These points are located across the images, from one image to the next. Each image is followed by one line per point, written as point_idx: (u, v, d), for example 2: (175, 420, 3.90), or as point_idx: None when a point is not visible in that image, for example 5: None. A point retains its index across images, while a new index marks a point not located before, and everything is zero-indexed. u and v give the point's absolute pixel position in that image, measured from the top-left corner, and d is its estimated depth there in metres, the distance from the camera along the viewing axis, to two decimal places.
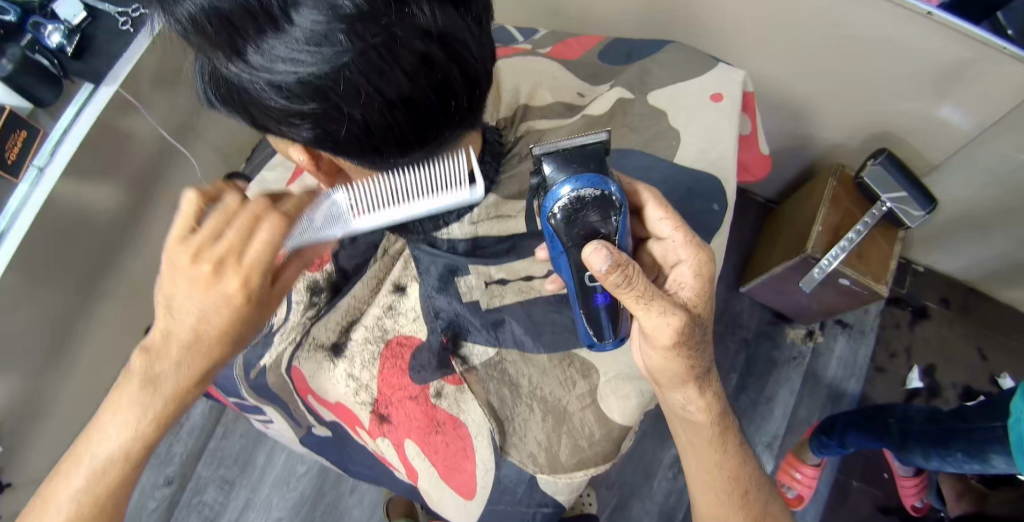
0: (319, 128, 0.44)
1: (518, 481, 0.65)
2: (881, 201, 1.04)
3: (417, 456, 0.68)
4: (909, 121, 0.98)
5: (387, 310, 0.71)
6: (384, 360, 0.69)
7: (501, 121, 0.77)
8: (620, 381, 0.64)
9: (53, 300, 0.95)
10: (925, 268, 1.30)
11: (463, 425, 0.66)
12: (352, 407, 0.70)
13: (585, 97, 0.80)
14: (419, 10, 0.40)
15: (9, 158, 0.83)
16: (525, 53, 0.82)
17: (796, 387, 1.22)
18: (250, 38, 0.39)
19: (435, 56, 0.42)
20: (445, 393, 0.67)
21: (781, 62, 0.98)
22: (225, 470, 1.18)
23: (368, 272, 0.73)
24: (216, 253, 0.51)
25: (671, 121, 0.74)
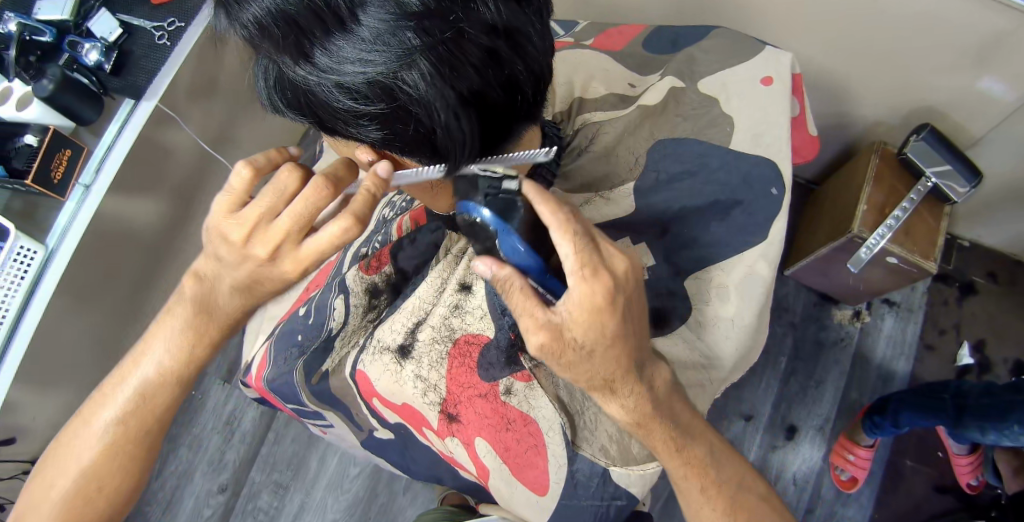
0: (386, 128, 0.45)
1: (591, 475, 0.64)
2: (926, 176, 1.01)
3: (488, 455, 0.68)
4: (949, 94, 0.95)
5: (453, 309, 0.72)
6: (452, 359, 0.70)
7: (556, 115, 0.79)
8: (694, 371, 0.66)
9: (97, 314, 1.01)
10: (970, 243, 1.26)
11: (533, 421, 0.66)
12: (419, 408, 0.70)
13: (637, 88, 0.79)
14: (484, 6, 0.41)
15: (56, 177, 0.87)
16: (573, 46, 0.82)
17: (845, 370, 1.20)
18: (318, 39, 0.40)
19: (501, 51, 0.43)
20: (514, 390, 0.67)
21: (815, 39, 0.96)
22: (278, 475, 1.21)
23: (430, 274, 0.74)
24: (271, 235, 0.55)
25: (723, 107, 0.73)
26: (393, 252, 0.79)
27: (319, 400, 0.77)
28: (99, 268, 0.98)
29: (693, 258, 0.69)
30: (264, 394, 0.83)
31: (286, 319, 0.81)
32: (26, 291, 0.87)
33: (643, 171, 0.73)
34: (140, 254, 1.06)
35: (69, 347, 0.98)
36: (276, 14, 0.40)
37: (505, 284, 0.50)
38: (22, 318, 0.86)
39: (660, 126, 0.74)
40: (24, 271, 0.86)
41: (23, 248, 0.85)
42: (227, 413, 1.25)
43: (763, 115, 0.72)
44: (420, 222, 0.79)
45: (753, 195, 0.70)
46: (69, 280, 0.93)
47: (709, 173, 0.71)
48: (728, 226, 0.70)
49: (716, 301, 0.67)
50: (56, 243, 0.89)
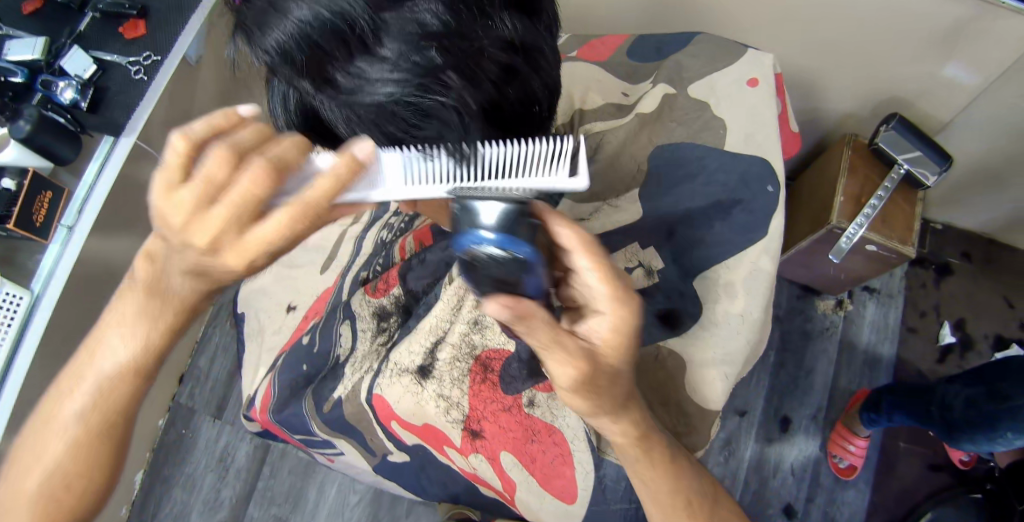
0: (404, 148, 0.46)
1: (618, 479, 0.67)
2: (898, 163, 1.06)
3: (514, 468, 0.68)
4: (914, 83, 0.99)
5: (473, 325, 0.70)
6: (474, 375, 0.69)
7: (558, 129, 0.81)
8: (705, 367, 0.66)
9: None
10: (943, 225, 1.30)
11: (558, 431, 0.67)
12: (443, 426, 0.69)
13: (630, 97, 0.80)
14: (500, 21, 0.43)
15: (37, 220, 0.84)
16: (561, 59, 0.84)
17: (833, 357, 1.23)
18: (343, 64, 0.41)
19: (514, 66, 0.45)
20: (537, 401, 0.68)
21: (778, 39, 1.01)
22: (277, 508, 1.18)
23: (445, 288, 0.71)
24: (211, 217, 0.41)
25: (715, 110, 0.75)
26: (401, 273, 0.78)
27: (332, 428, 0.75)
28: (84, 311, 0.95)
29: (688, 260, 0.71)
30: (268, 426, 0.82)
31: (288, 350, 0.82)
32: (13, 342, 0.82)
33: (646, 176, 0.75)
34: None
35: None
36: (301, 40, 0.40)
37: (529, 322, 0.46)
38: (14, 362, 0.82)
39: (657, 132, 0.76)
40: (10, 318, 0.82)
41: (7, 294, 0.81)
42: (220, 450, 1.22)
43: (754, 116, 0.74)
44: (422, 242, 0.80)
45: (752, 194, 0.72)
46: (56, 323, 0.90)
47: (701, 177, 0.73)
48: (725, 226, 0.71)
49: (725, 298, 0.69)
50: (42, 288, 0.86)
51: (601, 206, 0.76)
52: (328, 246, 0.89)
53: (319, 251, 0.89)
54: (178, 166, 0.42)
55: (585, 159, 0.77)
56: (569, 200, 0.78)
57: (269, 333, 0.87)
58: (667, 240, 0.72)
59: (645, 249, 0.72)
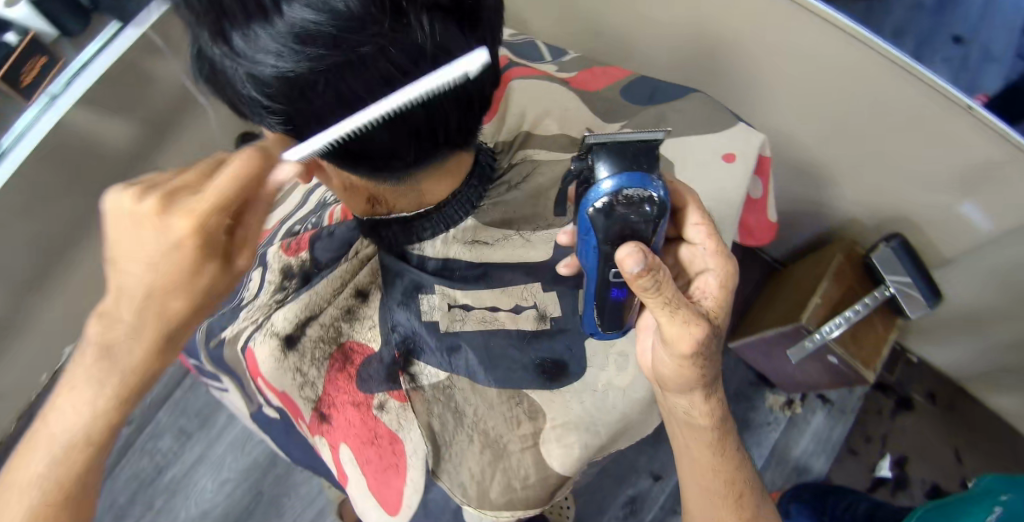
0: (293, 122, 0.45)
1: (444, 507, 0.66)
2: (885, 285, 1.02)
3: (350, 461, 0.69)
4: (925, 210, 0.97)
5: (346, 313, 0.71)
6: (333, 363, 0.70)
7: (498, 144, 0.77)
8: (566, 430, 0.65)
9: (55, 222, 0.98)
10: (917, 359, 1.25)
11: (400, 442, 0.67)
12: (296, 399, 0.71)
13: (593, 134, 0.78)
14: (416, 24, 0.40)
15: (24, 80, 0.85)
16: (544, 77, 0.82)
17: (765, 452, 1.20)
18: (237, 23, 0.38)
19: (422, 75, 0.42)
20: (388, 407, 0.68)
21: (808, 121, 0.99)
22: (185, 421, 1.19)
23: (335, 269, 0.72)
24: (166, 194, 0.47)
25: (678, 171, 0.74)
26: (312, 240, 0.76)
27: (216, 365, 0.77)
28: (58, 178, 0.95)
29: None
30: (168, 343, 0.82)
31: None
32: None
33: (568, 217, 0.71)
34: (103, 171, 1.04)
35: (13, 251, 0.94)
36: None
37: (660, 272, 0.49)
38: None
39: None
40: None
41: None
42: None
43: (718, 190, 0.73)
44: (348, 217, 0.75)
45: None
46: (29, 181, 0.89)
47: None
48: None
49: (613, 369, 0.68)
50: (13, 144, 0.85)
51: (510, 235, 0.71)
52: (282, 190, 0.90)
53: None
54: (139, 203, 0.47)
55: (509, 185, 0.73)
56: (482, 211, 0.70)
57: None
58: None
59: (547, 292, 0.69)
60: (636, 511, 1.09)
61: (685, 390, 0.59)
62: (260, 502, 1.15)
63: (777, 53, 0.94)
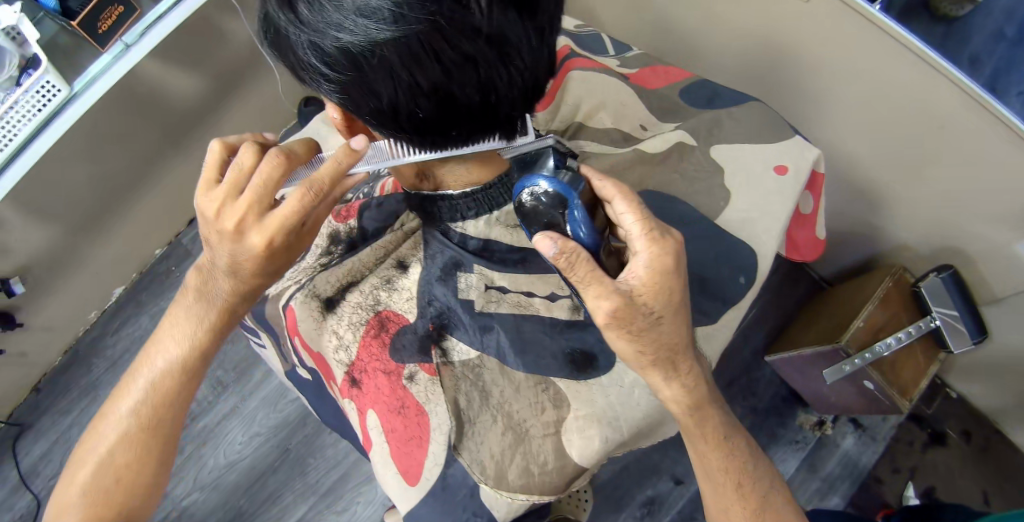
0: (346, 93, 0.46)
1: (461, 484, 0.65)
2: (931, 315, 1.00)
3: (374, 429, 0.68)
4: (978, 244, 0.94)
5: (385, 282, 0.73)
6: (368, 328, 0.71)
7: (551, 132, 0.79)
8: (589, 422, 0.65)
9: (114, 164, 1.05)
10: (958, 395, 1.20)
11: (424, 414, 0.67)
12: (329, 360, 0.72)
13: (647, 131, 0.79)
14: (478, 6, 0.40)
15: (101, 28, 0.88)
16: (601, 69, 0.81)
17: (789, 470, 1.18)
18: None
19: (478, 56, 0.43)
20: (417, 379, 0.68)
21: (864, 136, 0.96)
22: (222, 373, 1.23)
23: (380, 239, 0.75)
24: (238, 205, 0.57)
25: (726, 180, 0.72)
26: (360, 209, 0.79)
27: (258, 321, 0.80)
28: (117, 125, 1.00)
29: None
30: None
31: None
32: (36, 126, 0.87)
33: None
34: (165, 121, 1.09)
35: (70, 185, 1.00)
36: None
37: (570, 257, 0.53)
38: (30, 144, 0.88)
39: (651, 176, 0.74)
40: (43, 104, 0.86)
41: (48, 83, 0.85)
42: None
43: (765, 203, 0.71)
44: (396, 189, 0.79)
45: (718, 276, 0.69)
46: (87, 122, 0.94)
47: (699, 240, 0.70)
48: (699, 298, 0.69)
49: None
50: (83, 88, 0.90)
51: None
52: None
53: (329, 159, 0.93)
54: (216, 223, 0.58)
55: None
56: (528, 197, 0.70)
57: None
58: None
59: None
60: (653, 512, 1.09)
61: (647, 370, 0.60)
62: (287, 459, 1.19)
63: (839, 66, 0.91)
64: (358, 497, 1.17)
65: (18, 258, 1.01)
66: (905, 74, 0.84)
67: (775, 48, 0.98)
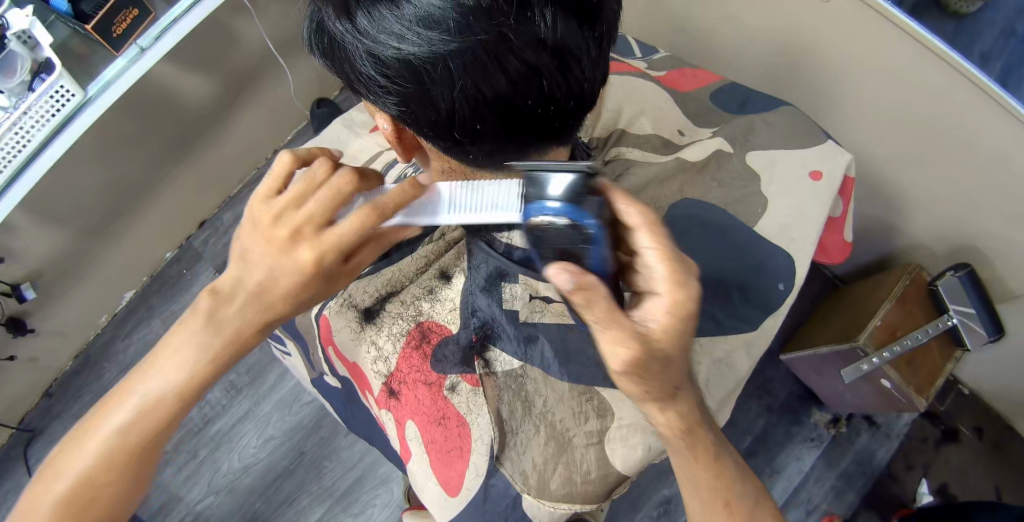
0: (405, 105, 0.48)
1: (504, 494, 0.65)
2: (948, 314, 1.00)
3: (413, 439, 0.68)
4: (997, 243, 0.93)
5: (427, 293, 0.73)
6: (408, 339, 0.71)
7: (593, 140, 0.80)
8: (631, 430, 0.64)
9: (124, 168, 1.04)
10: (970, 391, 1.19)
11: (466, 425, 0.67)
12: (367, 372, 0.72)
13: (684, 136, 0.79)
14: (539, 17, 0.43)
15: (116, 32, 0.88)
16: (637, 73, 0.83)
17: (805, 467, 1.18)
18: (366, 4, 0.42)
19: (541, 69, 0.45)
20: (459, 390, 0.68)
21: (881, 135, 0.96)
22: (236, 377, 1.23)
23: (418, 249, 0.75)
24: (297, 216, 0.54)
25: (763, 187, 0.73)
26: None
27: (284, 328, 0.80)
28: (129, 128, 1.00)
29: None
30: None
31: None
32: (51, 131, 0.86)
33: (662, 221, 0.72)
34: (177, 124, 1.08)
35: (81, 190, 0.99)
36: None
37: (589, 294, 0.48)
38: (44, 150, 0.87)
39: (691, 185, 0.74)
40: (56, 110, 0.86)
41: (62, 88, 0.85)
42: None
43: (799, 208, 0.72)
44: None
45: (757, 284, 0.70)
46: (98, 127, 0.93)
47: (725, 244, 0.71)
48: (726, 303, 0.69)
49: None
50: (97, 92, 0.89)
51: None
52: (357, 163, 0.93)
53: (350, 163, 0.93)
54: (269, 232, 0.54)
55: None
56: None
57: None
58: None
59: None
60: (670, 511, 1.09)
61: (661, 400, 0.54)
62: (302, 462, 1.18)
63: (858, 66, 0.91)
64: (374, 499, 1.17)
65: (29, 263, 1.00)
66: (922, 75, 0.84)
67: (794, 48, 0.98)
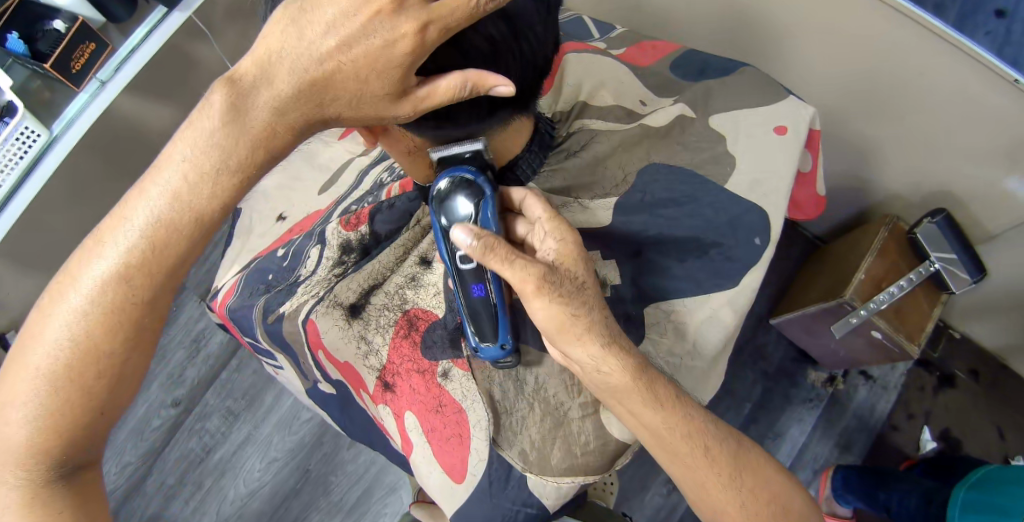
0: None
1: (508, 476, 0.65)
2: (929, 260, 1.01)
3: (414, 429, 0.69)
4: (970, 185, 0.95)
5: (410, 280, 0.73)
6: (397, 329, 0.71)
7: (556, 114, 0.81)
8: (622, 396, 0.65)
9: (97, 204, 1.03)
10: (961, 335, 1.21)
11: (463, 410, 0.67)
12: (360, 369, 0.72)
13: (647, 107, 0.79)
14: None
15: (75, 68, 0.86)
16: (597, 52, 0.84)
17: (807, 428, 1.19)
18: None
19: (499, 50, 0.52)
20: (452, 375, 0.68)
21: (844, 91, 0.98)
22: (232, 402, 1.23)
23: (396, 241, 0.76)
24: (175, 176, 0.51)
25: (729, 146, 0.74)
26: (372, 214, 0.79)
27: (273, 341, 0.79)
28: (98, 165, 0.99)
29: (663, 288, 0.69)
30: (225, 321, 0.86)
31: (263, 255, 0.85)
32: (20, 173, 0.86)
33: (629, 187, 0.73)
34: (145, 154, 1.07)
35: (58, 232, 0.98)
36: None
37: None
38: (17, 192, 0.86)
39: (657, 148, 0.75)
40: (25, 151, 0.84)
41: (27, 129, 0.84)
42: (196, 331, 1.27)
43: (769, 166, 0.73)
44: (406, 190, 0.79)
45: (737, 242, 0.70)
46: (69, 166, 0.92)
47: (698, 209, 0.71)
48: (705, 267, 0.70)
49: (672, 336, 0.68)
50: (62, 131, 0.89)
51: (570, 201, 0.73)
52: (331, 170, 0.93)
53: (323, 172, 0.93)
54: (224, 111, 0.49)
55: (567, 152, 0.76)
56: (544, 180, 0.74)
57: (254, 236, 0.90)
58: (637, 261, 0.71)
59: (605, 261, 0.70)
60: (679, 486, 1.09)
61: (575, 336, 0.56)
62: (308, 480, 1.18)
63: (812, 25, 0.93)
64: (384, 508, 1.16)
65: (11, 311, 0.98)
66: (876, 26, 0.85)
67: (751, 16, 1.00)
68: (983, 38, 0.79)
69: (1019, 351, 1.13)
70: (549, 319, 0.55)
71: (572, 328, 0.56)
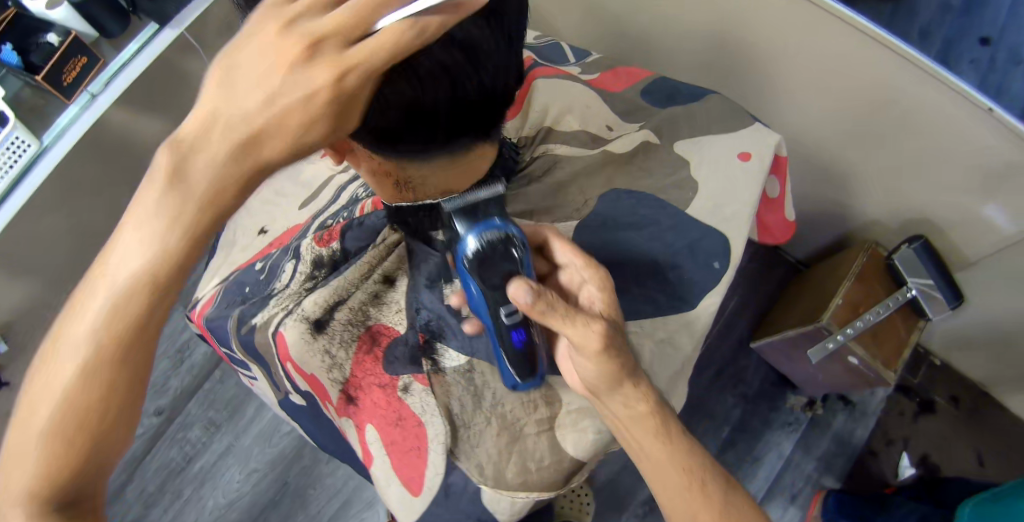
0: None
1: (463, 490, 0.68)
2: (908, 285, 1.03)
3: (374, 442, 0.72)
4: (948, 214, 0.96)
5: (373, 298, 0.78)
6: (360, 344, 0.75)
7: (522, 138, 0.84)
8: (580, 415, 0.68)
9: (87, 214, 1.04)
10: (942, 362, 1.22)
11: (422, 424, 0.70)
12: (324, 380, 0.74)
13: (613, 131, 0.83)
14: None
15: (66, 80, 0.88)
16: (566, 76, 0.85)
17: (785, 453, 1.19)
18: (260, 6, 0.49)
19: (454, 79, 0.50)
20: (412, 390, 0.72)
21: (824, 120, 1.00)
22: (213, 413, 1.23)
23: (361, 258, 0.79)
24: None
25: (693, 171, 0.76)
26: (343, 230, 0.81)
27: (248, 352, 0.79)
28: (88, 172, 0.99)
29: (632, 309, 0.71)
30: (203, 332, 0.86)
31: (243, 268, 0.86)
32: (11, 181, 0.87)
33: (588, 212, 0.77)
34: (135, 165, 1.09)
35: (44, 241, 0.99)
36: None
37: None
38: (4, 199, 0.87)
39: (618, 174, 0.78)
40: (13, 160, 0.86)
41: (18, 138, 0.84)
42: (181, 342, 1.27)
43: (738, 190, 0.74)
44: (377, 206, 0.81)
45: (694, 264, 0.72)
46: (58, 175, 0.93)
47: (669, 231, 0.73)
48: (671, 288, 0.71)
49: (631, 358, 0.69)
50: (52, 142, 0.90)
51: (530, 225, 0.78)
52: (312, 187, 0.95)
53: (305, 189, 0.95)
54: None
55: (529, 177, 0.81)
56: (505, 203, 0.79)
57: (236, 249, 0.91)
58: None
59: None
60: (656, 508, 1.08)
61: (614, 389, 0.60)
62: (286, 492, 1.17)
63: (794, 57, 0.95)
64: None
65: None
66: (854, 55, 0.87)
67: (730, 43, 1.02)
68: (968, 65, 0.85)
69: (997, 378, 1.14)
70: (600, 374, 0.59)
71: (620, 379, 0.59)
